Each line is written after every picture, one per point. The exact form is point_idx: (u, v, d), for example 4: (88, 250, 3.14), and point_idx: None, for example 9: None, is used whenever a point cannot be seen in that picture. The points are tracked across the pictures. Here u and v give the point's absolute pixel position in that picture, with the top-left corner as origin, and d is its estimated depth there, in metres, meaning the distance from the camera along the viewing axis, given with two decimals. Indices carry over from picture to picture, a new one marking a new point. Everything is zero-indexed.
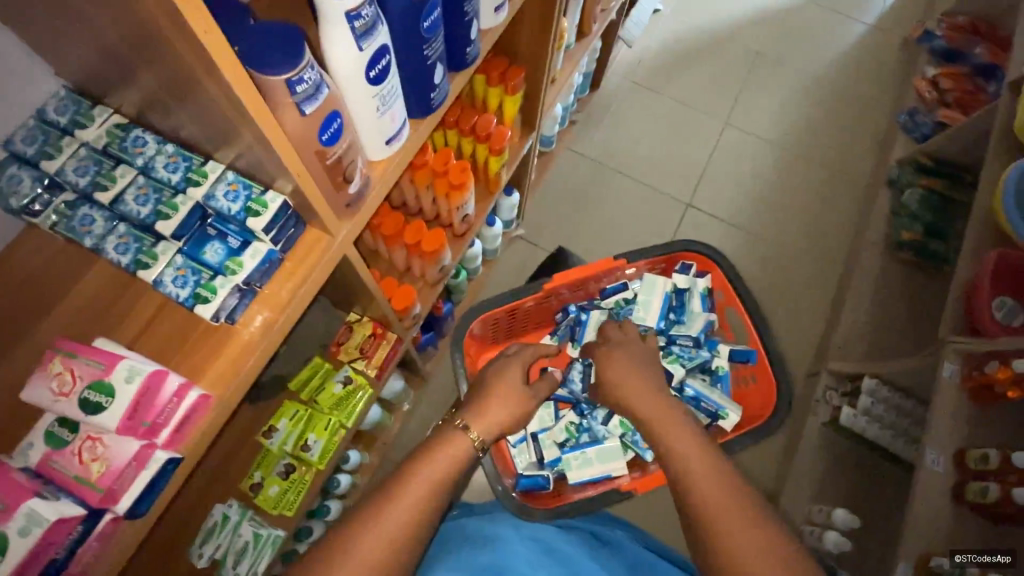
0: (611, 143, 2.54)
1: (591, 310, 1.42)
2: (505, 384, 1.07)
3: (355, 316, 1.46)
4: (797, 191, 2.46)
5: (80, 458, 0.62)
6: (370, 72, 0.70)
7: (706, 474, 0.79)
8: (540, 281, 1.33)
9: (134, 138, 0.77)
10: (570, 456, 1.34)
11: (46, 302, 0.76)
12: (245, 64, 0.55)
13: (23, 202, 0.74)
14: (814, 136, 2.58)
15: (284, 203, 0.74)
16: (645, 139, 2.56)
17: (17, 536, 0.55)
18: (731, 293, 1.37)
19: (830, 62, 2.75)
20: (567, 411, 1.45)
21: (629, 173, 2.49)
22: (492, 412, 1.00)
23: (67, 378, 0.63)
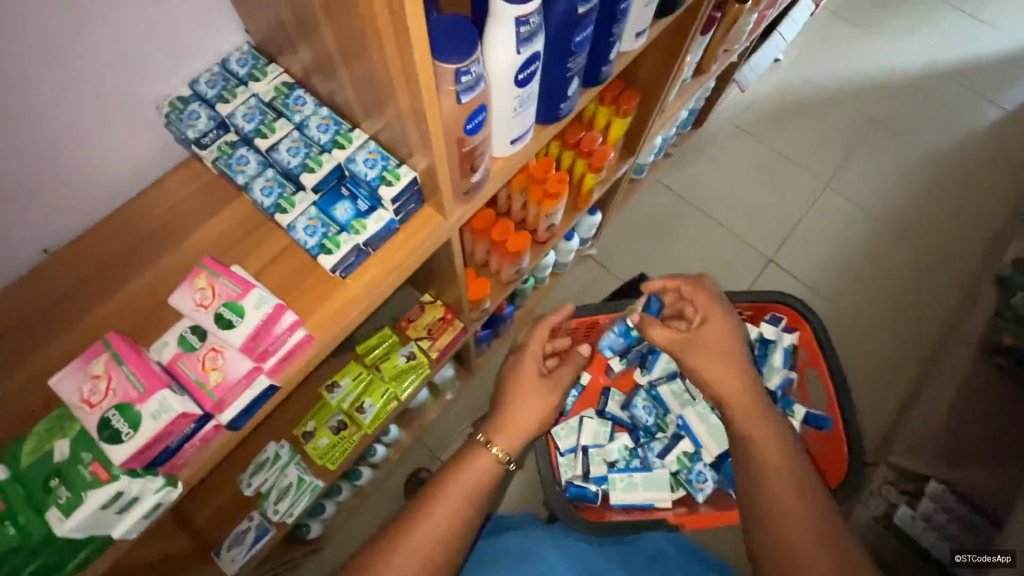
0: (702, 183, 2.51)
1: None
2: (530, 379, 1.05)
3: (429, 297, 1.51)
4: (890, 270, 2.33)
5: (203, 364, 0.69)
6: (520, 74, 0.75)
7: (782, 463, 0.82)
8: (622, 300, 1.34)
9: (296, 97, 0.86)
10: (616, 477, 1.35)
11: (194, 224, 0.87)
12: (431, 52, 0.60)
13: (197, 135, 0.84)
14: (922, 217, 2.43)
15: (413, 178, 0.81)
16: (737, 186, 2.51)
17: (149, 418, 0.61)
18: (817, 355, 1.31)
19: (954, 142, 2.59)
20: (623, 434, 1.44)
21: (714, 216, 2.45)
22: (513, 422, 0.97)
23: (208, 292, 0.71)
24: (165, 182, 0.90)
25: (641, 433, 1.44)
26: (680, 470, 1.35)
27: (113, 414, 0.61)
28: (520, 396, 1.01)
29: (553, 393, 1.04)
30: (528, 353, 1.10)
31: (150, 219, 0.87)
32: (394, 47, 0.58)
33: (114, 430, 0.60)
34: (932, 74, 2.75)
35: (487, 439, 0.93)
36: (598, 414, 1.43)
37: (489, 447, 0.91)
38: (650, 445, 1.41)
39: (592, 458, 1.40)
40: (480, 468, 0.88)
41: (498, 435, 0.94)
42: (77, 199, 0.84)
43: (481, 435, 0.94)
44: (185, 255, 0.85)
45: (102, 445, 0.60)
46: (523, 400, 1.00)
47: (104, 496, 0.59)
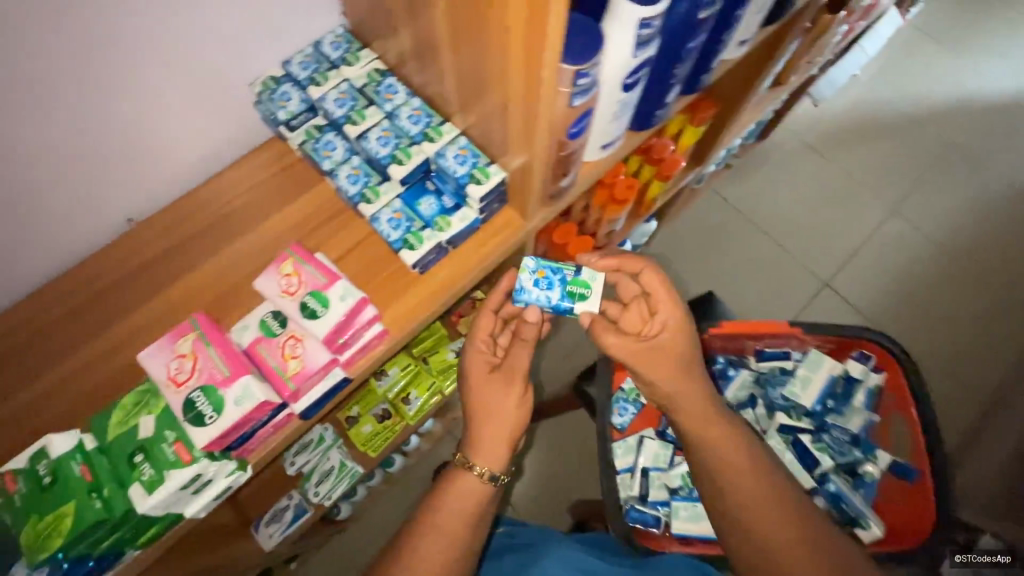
0: (760, 198, 2.38)
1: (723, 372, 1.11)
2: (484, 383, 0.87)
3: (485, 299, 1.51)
4: (951, 310, 2.19)
5: (282, 352, 0.68)
6: (628, 79, 0.71)
7: (753, 478, 0.71)
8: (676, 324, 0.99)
9: (388, 85, 0.84)
10: None
11: (274, 205, 0.86)
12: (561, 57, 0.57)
13: (288, 117, 0.83)
14: (991, 257, 2.28)
15: (502, 179, 0.78)
16: (796, 206, 2.38)
17: (232, 404, 0.61)
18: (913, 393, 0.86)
19: None
20: None
21: (770, 234, 2.33)
22: (489, 441, 0.83)
23: (294, 279, 0.70)
24: (247, 161, 0.89)
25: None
26: None
27: (198, 395, 0.61)
28: (481, 407, 0.84)
29: (508, 398, 0.84)
30: (474, 349, 0.90)
31: (231, 197, 0.87)
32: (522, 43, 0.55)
33: (198, 412, 0.60)
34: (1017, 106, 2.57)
35: (467, 458, 0.82)
36: None
37: (472, 471, 0.81)
38: None
39: None
40: (463, 497, 0.78)
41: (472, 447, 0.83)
42: (165, 171, 0.84)
43: (461, 458, 0.82)
44: (262, 236, 0.84)
45: (186, 426, 0.60)
46: (486, 403, 0.84)
47: (186, 477, 0.59)
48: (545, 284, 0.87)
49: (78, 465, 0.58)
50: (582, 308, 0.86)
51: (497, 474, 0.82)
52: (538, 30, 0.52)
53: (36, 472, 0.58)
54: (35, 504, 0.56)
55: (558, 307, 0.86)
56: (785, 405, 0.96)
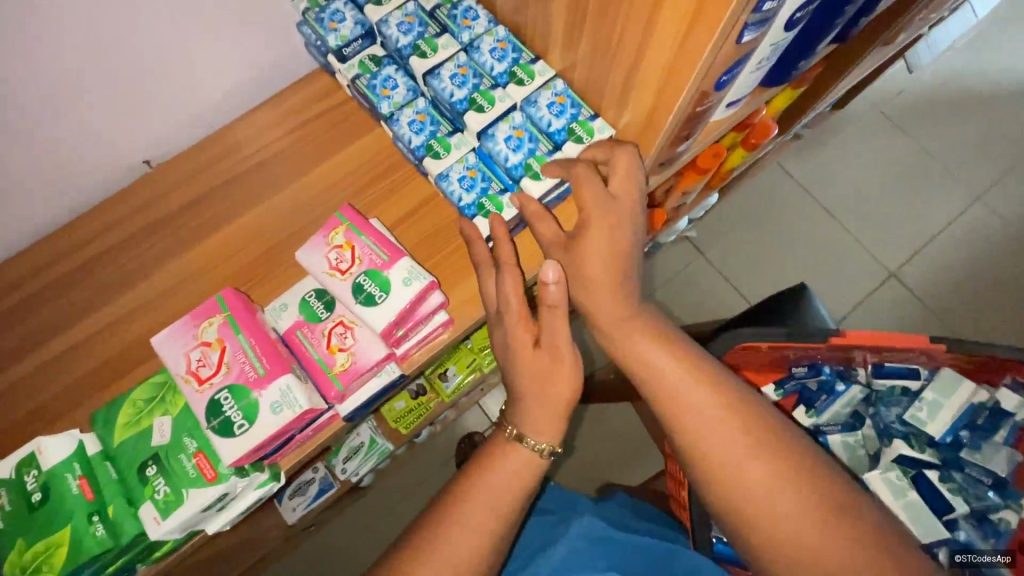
0: (828, 172, 2.03)
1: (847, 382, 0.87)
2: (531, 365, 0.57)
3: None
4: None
5: (329, 342, 0.55)
6: (798, 13, 0.52)
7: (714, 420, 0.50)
8: (773, 330, 0.79)
9: (466, 9, 0.66)
10: None
11: (315, 153, 0.71)
12: None
13: (340, 44, 0.67)
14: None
15: (609, 138, 0.61)
16: (875, 182, 2.02)
17: (268, 411, 0.48)
18: None
19: None
20: None
21: (837, 216, 1.98)
22: (545, 421, 0.57)
23: (346, 254, 0.55)
24: (286, 96, 0.73)
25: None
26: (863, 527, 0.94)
27: (225, 398, 0.48)
28: (534, 384, 0.57)
29: (564, 373, 0.57)
30: (514, 317, 0.57)
31: (265, 140, 0.71)
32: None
33: (225, 418, 0.47)
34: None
35: (516, 429, 0.58)
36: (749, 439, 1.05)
37: (524, 444, 0.57)
38: None
39: None
40: (513, 478, 0.56)
41: (525, 420, 0.57)
42: (191, 103, 0.69)
43: (512, 428, 0.58)
44: (304, 190, 0.69)
45: (211, 436, 0.47)
46: (547, 410, 0.57)
47: (210, 498, 0.47)
48: (514, 145, 0.62)
49: (76, 479, 0.46)
50: (530, 186, 0.60)
51: (559, 447, 0.58)
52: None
53: (25, 485, 0.46)
54: (25, 526, 0.45)
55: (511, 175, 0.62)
56: (903, 432, 0.82)
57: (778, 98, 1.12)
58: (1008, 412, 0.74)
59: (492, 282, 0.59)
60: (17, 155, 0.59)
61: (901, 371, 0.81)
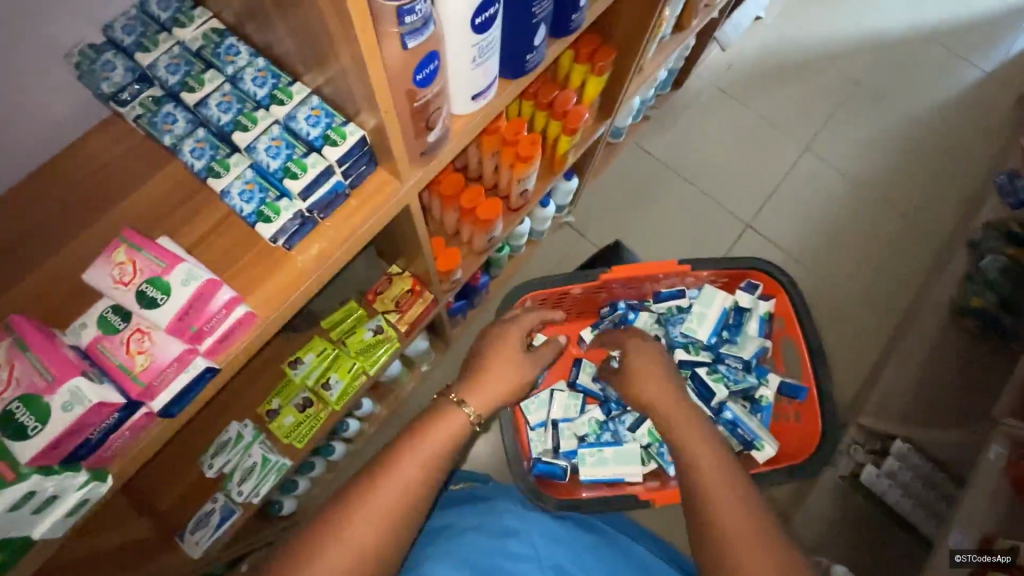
0: (681, 146, 2.28)
1: (642, 311, 1.24)
2: (502, 356, 0.98)
3: (399, 326, 1.41)
4: (879, 233, 2.15)
5: (128, 348, 0.62)
6: (476, 18, 0.66)
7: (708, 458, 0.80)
8: (596, 270, 1.18)
9: (228, 46, 0.76)
10: (586, 451, 1.20)
11: (118, 191, 0.78)
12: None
13: (115, 90, 0.75)
14: (911, 177, 2.25)
15: (362, 138, 0.73)
16: (721, 146, 2.29)
17: (59, 410, 0.55)
18: (795, 325, 1.17)
19: (945, 100, 2.38)
20: (594, 407, 1.29)
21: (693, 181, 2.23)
22: (487, 386, 0.92)
23: (128, 268, 0.63)
24: (87, 145, 0.80)
25: (613, 404, 1.27)
26: (651, 443, 1.21)
27: (17, 406, 0.54)
28: (506, 368, 0.96)
29: (530, 370, 1.00)
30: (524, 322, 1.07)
31: (66, 186, 0.78)
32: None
33: (19, 424, 0.54)
34: (928, 27, 2.52)
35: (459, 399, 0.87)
36: (568, 387, 1.28)
37: (463, 407, 0.86)
38: (621, 418, 1.26)
39: (563, 431, 1.25)
40: (452, 429, 0.82)
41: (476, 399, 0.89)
42: None
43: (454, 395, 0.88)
44: (109, 225, 0.76)
45: (7, 441, 0.53)
46: (486, 392, 0.91)
47: (14, 497, 0.53)
48: (273, 153, 0.72)
49: None
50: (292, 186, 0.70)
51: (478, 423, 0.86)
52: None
53: None
54: None
55: (276, 177, 0.71)
56: (685, 342, 1.22)
57: (575, 80, 1.36)
58: (744, 307, 1.20)
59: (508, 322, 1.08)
60: None
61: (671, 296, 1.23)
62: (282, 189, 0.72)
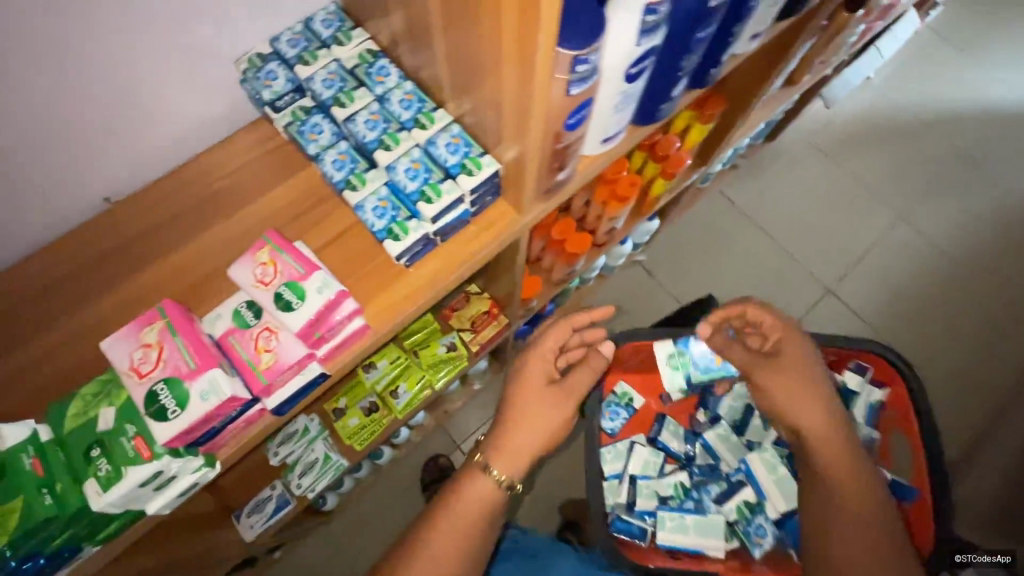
0: (767, 197, 2.19)
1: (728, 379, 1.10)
2: (534, 395, 0.82)
3: (470, 347, 1.39)
4: (981, 320, 1.98)
5: (256, 344, 0.65)
6: (631, 70, 0.66)
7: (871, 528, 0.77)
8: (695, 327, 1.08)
9: (380, 67, 0.80)
10: (666, 515, 1.08)
11: (258, 188, 0.83)
12: (566, 44, 0.53)
13: (273, 97, 0.79)
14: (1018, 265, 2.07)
15: (496, 171, 0.74)
16: (813, 202, 2.18)
17: (198, 398, 0.57)
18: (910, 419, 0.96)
19: None
20: (675, 470, 1.18)
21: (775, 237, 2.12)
22: (519, 438, 0.79)
23: (270, 269, 0.66)
24: (232, 140, 0.86)
25: (696, 469, 1.18)
26: (738, 520, 1.09)
27: (161, 388, 0.57)
28: (537, 416, 0.81)
29: (566, 407, 0.83)
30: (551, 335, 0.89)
31: (214, 179, 0.83)
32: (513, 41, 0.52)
33: (160, 406, 0.57)
34: None
35: (484, 462, 0.79)
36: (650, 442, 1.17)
37: (488, 472, 0.78)
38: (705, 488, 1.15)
39: (641, 489, 1.14)
40: (478, 498, 0.77)
41: (501, 458, 0.78)
42: (145, 150, 0.81)
43: (479, 457, 0.80)
44: (244, 220, 0.81)
45: (148, 420, 0.57)
46: (519, 452, 0.79)
47: (145, 475, 0.56)
48: (412, 174, 0.74)
49: (29, 459, 0.55)
50: (426, 211, 0.72)
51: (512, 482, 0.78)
52: (531, 23, 0.48)
53: None
54: None
55: (409, 199, 0.73)
56: None
57: (680, 128, 1.34)
58: (853, 392, 1.02)
59: (535, 344, 0.89)
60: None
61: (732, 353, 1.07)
62: (412, 210, 0.74)
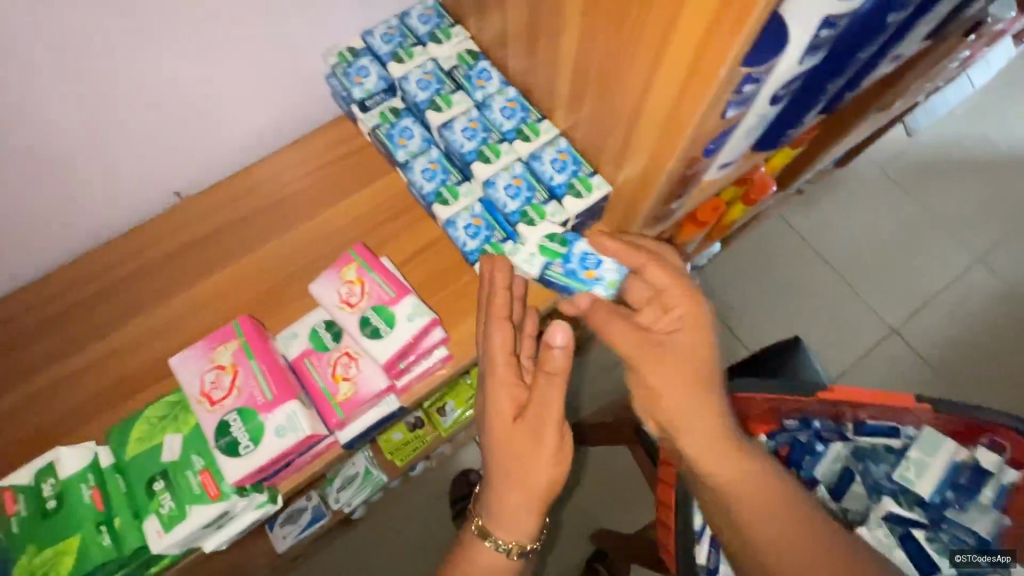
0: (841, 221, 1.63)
1: (833, 441, 0.84)
2: (506, 438, 0.57)
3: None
4: None
5: (334, 371, 0.58)
6: (783, 92, 0.57)
7: None
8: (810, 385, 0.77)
9: (480, 70, 0.73)
10: None
11: (335, 193, 0.77)
12: (744, 62, 0.45)
13: (363, 96, 0.73)
14: None
15: (606, 194, 0.66)
16: (938, 212, 1.66)
17: (273, 434, 0.51)
18: None
19: None
20: None
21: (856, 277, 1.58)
22: (511, 503, 0.56)
23: (356, 289, 0.60)
24: (311, 138, 0.80)
25: None
26: None
27: (234, 419, 0.51)
28: (512, 467, 0.56)
29: (545, 455, 0.55)
30: (499, 346, 0.58)
31: (288, 180, 0.78)
32: (682, 57, 0.44)
33: (232, 439, 0.50)
34: None
35: (482, 523, 0.58)
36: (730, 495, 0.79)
37: (488, 540, 0.57)
38: None
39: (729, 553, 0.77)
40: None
41: (491, 512, 0.57)
42: (222, 143, 0.76)
43: (476, 520, 0.59)
44: (318, 227, 0.75)
45: (217, 454, 0.50)
46: (520, 517, 0.56)
47: (210, 516, 0.50)
48: (513, 193, 0.67)
49: (88, 489, 0.50)
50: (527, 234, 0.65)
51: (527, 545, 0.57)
52: (716, 38, 0.41)
53: (41, 493, 0.50)
54: (37, 532, 0.48)
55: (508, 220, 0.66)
56: (892, 489, 0.80)
57: (780, 152, 0.97)
58: (896, 433, 0.79)
59: (485, 367, 0.59)
60: (75, 187, 0.67)
61: (590, 268, 0.64)
62: (510, 233, 0.67)
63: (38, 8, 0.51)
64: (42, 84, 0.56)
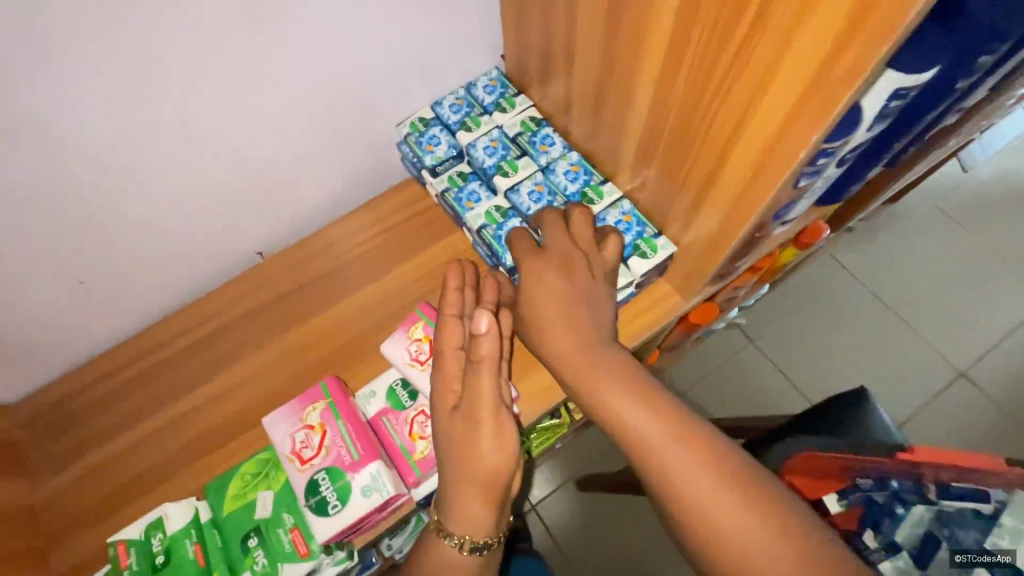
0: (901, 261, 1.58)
1: (914, 504, 0.79)
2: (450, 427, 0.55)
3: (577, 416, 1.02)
4: None
5: (411, 430, 0.60)
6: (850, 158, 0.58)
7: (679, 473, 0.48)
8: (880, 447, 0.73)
9: (544, 136, 0.77)
10: None
11: (403, 251, 0.82)
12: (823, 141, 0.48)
13: (434, 162, 0.78)
14: None
15: (670, 254, 0.68)
16: (1004, 252, 1.58)
17: (359, 493, 0.53)
18: None
19: None
20: None
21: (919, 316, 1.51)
22: (461, 495, 0.54)
23: (426, 347, 0.63)
24: (381, 199, 0.85)
25: None
26: None
27: (323, 478, 0.54)
28: (456, 451, 0.53)
29: (483, 440, 0.53)
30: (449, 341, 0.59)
31: (359, 239, 0.83)
32: (760, 134, 0.47)
33: (322, 498, 0.53)
34: None
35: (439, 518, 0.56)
36: None
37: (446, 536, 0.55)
38: None
39: None
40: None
41: (445, 505, 0.55)
42: (301, 205, 0.82)
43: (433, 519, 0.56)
44: (387, 284, 0.80)
45: (307, 513, 0.53)
46: (468, 507, 0.53)
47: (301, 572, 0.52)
48: None
49: (192, 545, 0.54)
50: None
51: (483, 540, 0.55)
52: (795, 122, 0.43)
53: (150, 546, 0.54)
54: None
55: None
56: None
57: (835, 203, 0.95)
58: (987, 498, 0.73)
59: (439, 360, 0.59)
60: (176, 249, 0.74)
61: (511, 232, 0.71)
62: None
63: (166, 94, 0.58)
64: (160, 159, 0.63)
